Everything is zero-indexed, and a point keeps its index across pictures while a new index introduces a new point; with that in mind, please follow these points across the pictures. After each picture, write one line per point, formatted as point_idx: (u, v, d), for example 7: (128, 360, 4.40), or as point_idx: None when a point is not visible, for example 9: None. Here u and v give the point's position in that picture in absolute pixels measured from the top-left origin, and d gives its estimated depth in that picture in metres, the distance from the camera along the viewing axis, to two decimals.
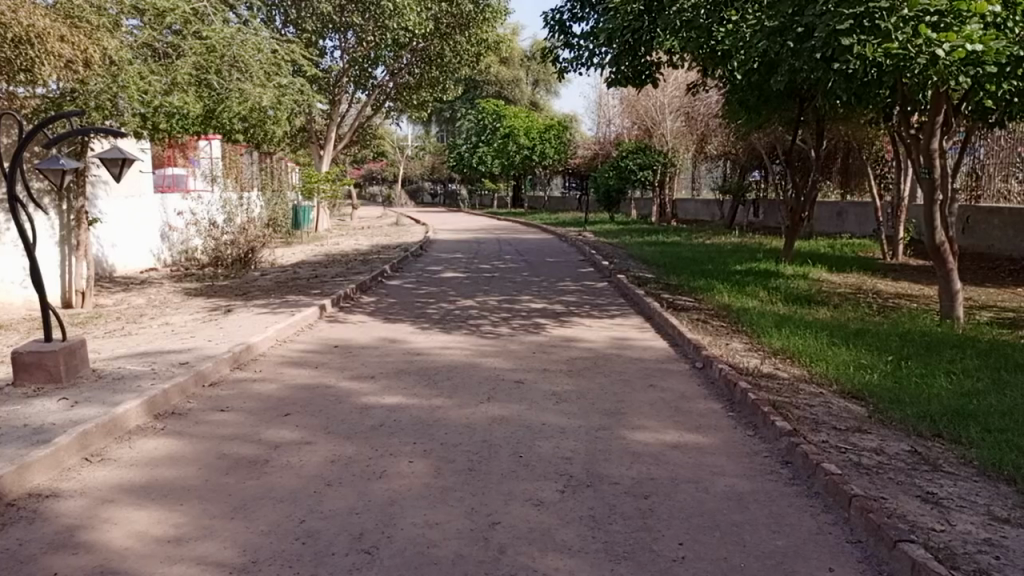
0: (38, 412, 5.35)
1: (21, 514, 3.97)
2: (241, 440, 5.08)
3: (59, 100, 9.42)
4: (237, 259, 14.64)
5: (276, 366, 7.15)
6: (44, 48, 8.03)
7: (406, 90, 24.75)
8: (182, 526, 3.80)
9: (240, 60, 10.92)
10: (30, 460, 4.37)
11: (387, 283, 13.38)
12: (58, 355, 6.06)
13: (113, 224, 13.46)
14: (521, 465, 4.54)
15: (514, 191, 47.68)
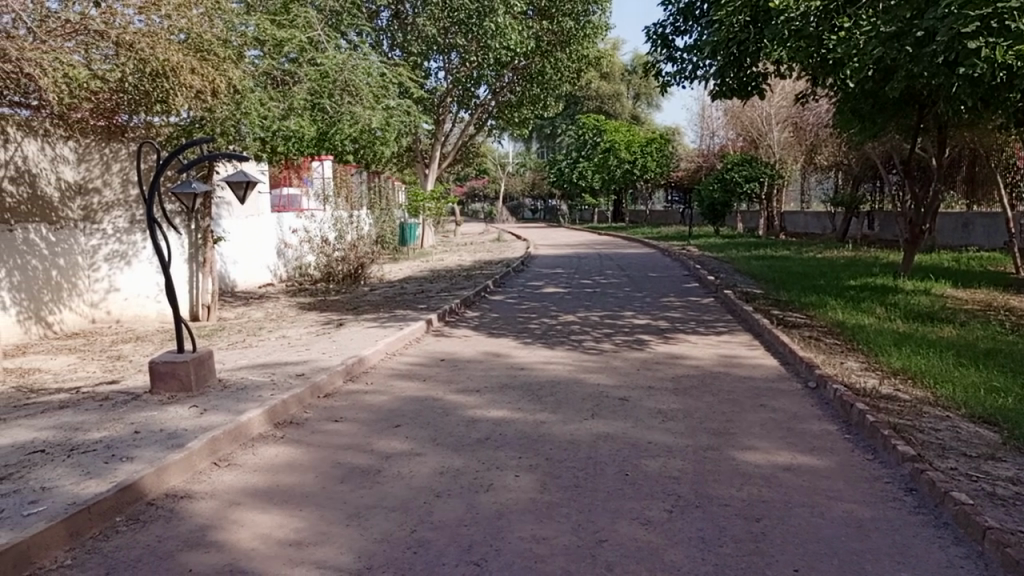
0: (171, 418, 5.75)
1: (159, 513, 4.28)
2: (354, 450, 5.28)
3: (188, 128, 10.15)
4: (347, 275, 15.42)
5: (386, 379, 7.38)
6: (178, 80, 8.70)
7: (507, 108, 25.06)
8: (301, 531, 3.99)
9: (351, 85, 11.42)
10: (166, 463, 4.70)
11: (491, 298, 13.60)
12: (189, 365, 6.48)
13: (235, 242, 14.34)
14: (628, 484, 4.51)
15: (615, 205, 47.33)
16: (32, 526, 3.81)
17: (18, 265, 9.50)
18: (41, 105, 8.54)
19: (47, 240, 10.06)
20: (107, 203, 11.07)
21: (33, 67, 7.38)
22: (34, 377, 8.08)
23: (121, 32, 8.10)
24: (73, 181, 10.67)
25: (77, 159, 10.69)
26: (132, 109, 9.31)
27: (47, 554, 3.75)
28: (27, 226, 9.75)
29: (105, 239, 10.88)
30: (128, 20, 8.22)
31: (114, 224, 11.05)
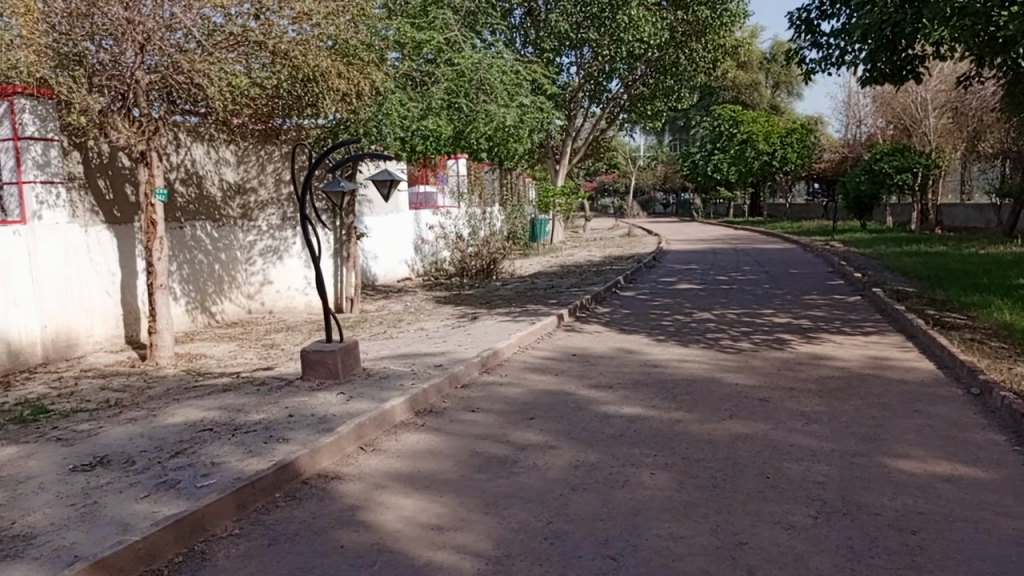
0: (321, 403, 6.12)
1: (313, 491, 4.58)
2: (491, 440, 5.42)
3: (334, 129, 10.73)
4: (480, 270, 15.79)
5: (519, 372, 7.51)
6: (326, 84, 9.26)
7: (639, 101, 24.78)
8: (442, 515, 4.15)
9: (486, 83, 11.64)
10: (318, 445, 5.01)
11: (622, 293, 13.50)
12: (336, 354, 6.87)
13: (376, 237, 15.05)
14: (768, 486, 4.37)
15: (751, 199, 45.60)
16: (205, 497, 4.19)
17: (186, 260, 10.41)
18: (207, 113, 9.30)
19: (211, 236, 10.90)
20: (262, 201, 11.91)
21: (202, 77, 8.11)
22: (201, 362, 8.83)
23: (278, 41, 8.58)
24: (233, 181, 11.53)
25: (236, 161, 11.53)
26: (285, 113, 9.97)
27: (217, 523, 4.11)
28: (194, 223, 10.68)
29: (260, 235, 11.72)
30: (284, 29, 8.64)
31: (268, 221, 11.87)
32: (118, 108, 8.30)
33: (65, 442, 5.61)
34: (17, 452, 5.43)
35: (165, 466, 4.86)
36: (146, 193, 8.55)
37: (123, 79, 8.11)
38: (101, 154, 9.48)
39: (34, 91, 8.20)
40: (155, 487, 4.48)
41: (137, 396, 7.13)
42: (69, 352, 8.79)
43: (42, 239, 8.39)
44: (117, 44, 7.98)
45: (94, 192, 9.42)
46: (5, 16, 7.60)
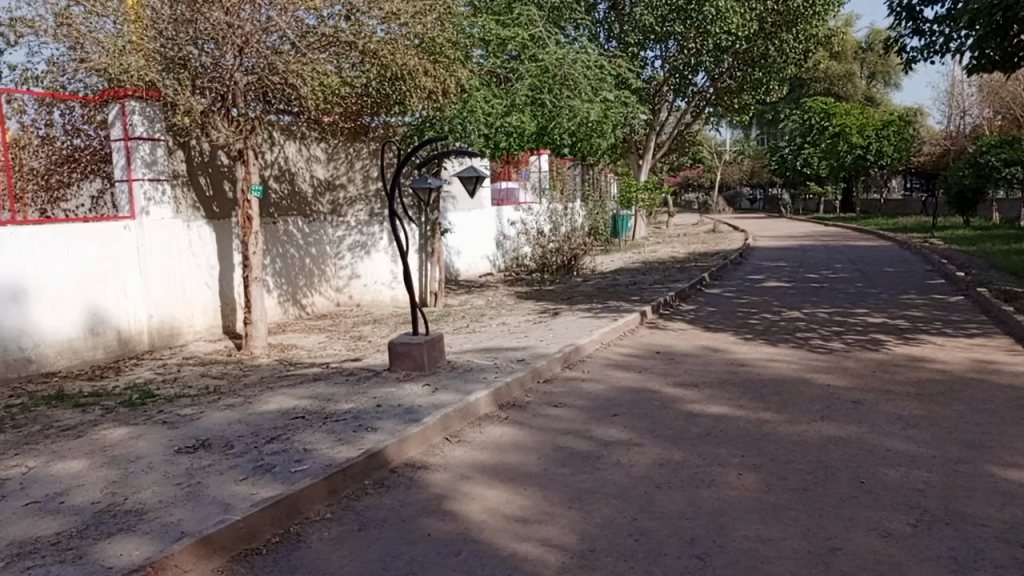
0: (407, 395, 6.27)
1: (401, 480, 4.71)
2: (575, 435, 5.42)
3: (419, 126, 10.93)
4: (561, 266, 15.79)
5: (602, 368, 7.48)
6: (414, 83, 9.46)
7: (726, 94, 24.24)
8: (527, 508, 4.18)
9: (571, 79, 11.58)
10: (406, 435, 5.14)
11: (707, 291, 13.25)
12: (423, 346, 7.01)
13: (460, 233, 15.27)
14: (863, 492, 4.22)
15: (844, 194, 43.87)
16: (300, 481, 4.36)
17: (279, 254, 10.84)
18: (300, 112, 9.64)
19: (302, 231, 11.29)
20: (351, 198, 12.26)
21: (296, 77, 8.41)
22: (292, 352, 9.17)
23: (367, 41, 8.80)
24: (324, 178, 11.86)
25: (327, 159, 11.85)
26: (374, 111, 10.22)
27: (311, 507, 4.28)
28: (286, 218, 11.07)
29: (349, 230, 12.05)
30: (373, 29, 8.87)
31: (356, 216, 12.19)
32: (218, 109, 8.70)
33: (170, 425, 5.93)
34: (126, 433, 5.78)
35: (261, 451, 5.08)
36: (242, 190, 8.94)
37: (223, 81, 8.50)
38: (202, 152, 9.97)
39: (143, 94, 8.68)
40: (252, 470, 4.69)
41: (234, 384, 7.48)
42: (172, 341, 9.29)
43: (150, 233, 8.90)
44: (217, 47, 8.33)
45: (195, 189, 9.91)
46: (118, 22, 8.07)
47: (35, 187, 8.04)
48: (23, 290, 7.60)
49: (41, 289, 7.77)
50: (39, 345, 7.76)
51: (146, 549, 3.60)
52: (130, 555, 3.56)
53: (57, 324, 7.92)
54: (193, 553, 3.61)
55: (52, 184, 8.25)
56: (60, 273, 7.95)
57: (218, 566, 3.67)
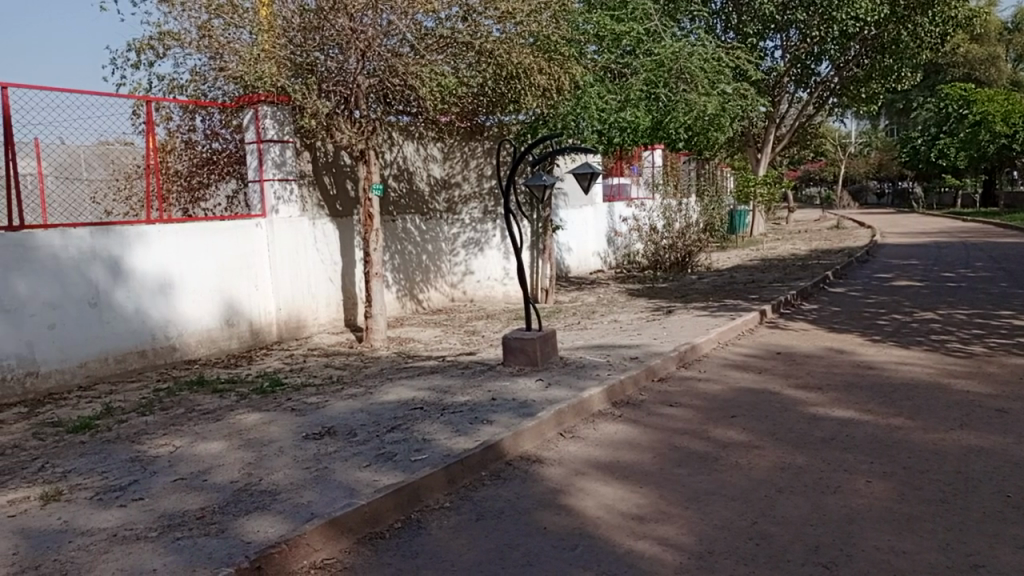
0: (521, 389, 6.35)
1: (517, 473, 4.78)
2: (691, 435, 5.33)
3: (533, 124, 11.00)
4: (675, 263, 15.47)
5: (719, 368, 7.30)
6: (529, 81, 9.55)
7: (853, 83, 23.05)
8: (644, 506, 4.15)
9: (687, 71, 11.39)
10: (521, 428, 5.21)
11: (830, 290, 12.65)
12: (536, 342, 7.08)
13: (571, 230, 15.29)
14: (1009, 506, 3.92)
15: (985, 187, 40.70)
16: (421, 470, 4.52)
17: (398, 250, 11.21)
18: (418, 112, 9.91)
19: (420, 228, 11.63)
20: (466, 196, 12.50)
21: (414, 79, 8.68)
22: (410, 346, 9.46)
23: (484, 41, 8.95)
24: (441, 177, 12.11)
25: (443, 158, 12.10)
26: (488, 110, 10.38)
27: (431, 495, 4.41)
28: (405, 216, 11.40)
29: (463, 228, 12.31)
30: (489, 29, 9.01)
31: (470, 214, 12.41)
32: (342, 111, 9.07)
33: (298, 412, 6.27)
34: (260, 418, 6.15)
35: (383, 439, 5.29)
36: (364, 189, 9.30)
37: (347, 85, 8.87)
38: (327, 153, 10.42)
39: (274, 99, 9.17)
40: (375, 457, 4.90)
41: (356, 374, 7.82)
42: (299, 332, 9.78)
43: (279, 230, 9.41)
44: (341, 52, 8.71)
45: (320, 188, 10.35)
46: (252, 31, 8.55)
47: (179, 189, 8.69)
48: (168, 283, 8.23)
49: (184, 282, 8.38)
50: (183, 334, 8.37)
51: (280, 527, 3.83)
52: (266, 532, 3.80)
53: (197, 314, 8.52)
54: (323, 534, 3.80)
55: (194, 185, 8.90)
56: (201, 268, 8.55)
57: (346, 547, 3.86)
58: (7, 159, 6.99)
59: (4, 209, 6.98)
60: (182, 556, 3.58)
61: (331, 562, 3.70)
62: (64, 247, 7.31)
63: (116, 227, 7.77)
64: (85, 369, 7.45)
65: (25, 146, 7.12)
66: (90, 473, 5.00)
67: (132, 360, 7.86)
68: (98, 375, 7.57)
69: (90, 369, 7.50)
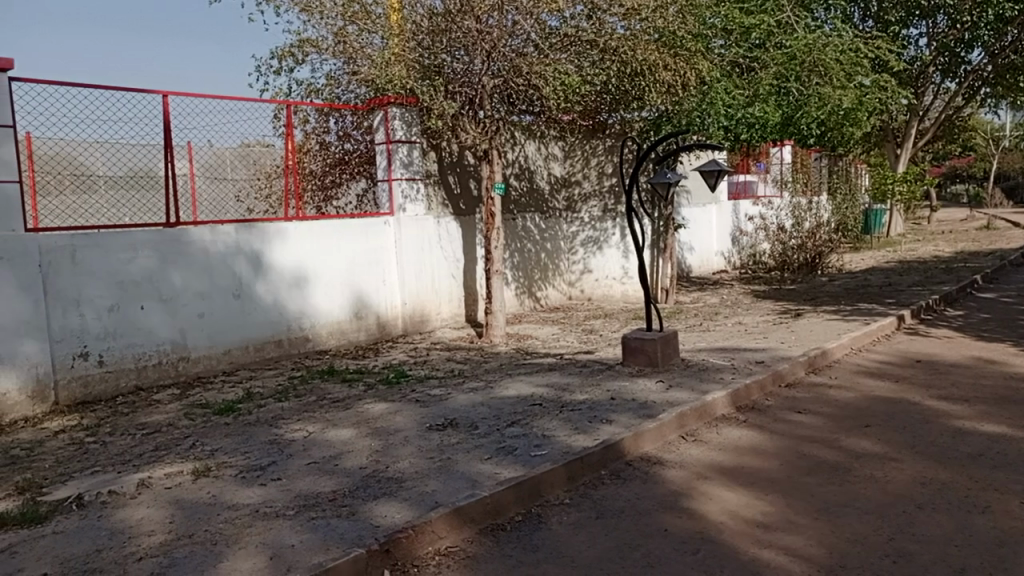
0: (641, 390, 6.28)
1: (637, 473, 4.75)
2: (822, 444, 5.10)
3: (656, 122, 10.83)
4: (804, 264, 14.74)
5: (852, 375, 6.94)
6: (654, 78, 9.45)
7: (1009, 71, 21.27)
8: (769, 514, 4.03)
9: (821, 64, 10.86)
10: (642, 429, 5.17)
11: (979, 295, 11.74)
12: (656, 343, 6.98)
13: (694, 228, 14.97)
14: None
15: None
16: (541, 466, 4.57)
17: (518, 248, 11.36)
18: (541, 111, 10.01)
19: (539, 227, 11.73)
20: (586, 194, 12.47)
21: (539, 78, 8.76)
22: (529, 342, 9.57)
23: (609, 39, 8.94)
24: (561, 176, 12.11)
25: (564, 156, 12.10)
26: (611, 108, 10.35)
27: (551, 491, 4.46)
28: (525, 214, 11.50)
29: (583, 226, 12.34)
30: (614, 27, 8.97)
31: (590, 213, 12.39)
32: (467, 112, 9.30)
33: (423, 404, 6.49)
34: (386, 408, 6.41)
35: (504, 433, 5.39)
36: (487, 188, 9.46)
37: (473, 85, 9.09)
38: (452, 153, 10.64)
39: (403, 100, 9.47)
40: (496, 451, 4.99)
41: (476, 369, 8.00)
42: (422, 326, 10.10)
43: (406, 228, 9.75)
44: (467, 54, 8.91)
45: (445, 188, 10.52)
46: (384, 36, 8.87)
47: (314, 187, 9.20)
48: (304, 277, 8.71)
49: (318, 276, 8.85)
50: (316, 325, 8.84)
51: (407, 513, 3.98)
52: (394, 517, 3.96)
53: (329, 307, 8.97)
54: (448, 522, 3.92)
55: (326, 184, 9.45)
56: (333, 263, 8.99)
57: (469, 536, 3.96)
58: (166, 160, 7.56)
59: (163, 206, 7.57)
60: (317, 535, 3.79)
61: (454, 550, 3.82)
62: (213, 242, 7.88)
63: (259, 224, 8.30)
64: (229, 356, 8.01)
65: (180, 149, 7.69)
66: (234, 453, 5.38)
67: (270, 348, 8.38)
68: (240, 361, 8.12)
69: (233, 356, 8.05)
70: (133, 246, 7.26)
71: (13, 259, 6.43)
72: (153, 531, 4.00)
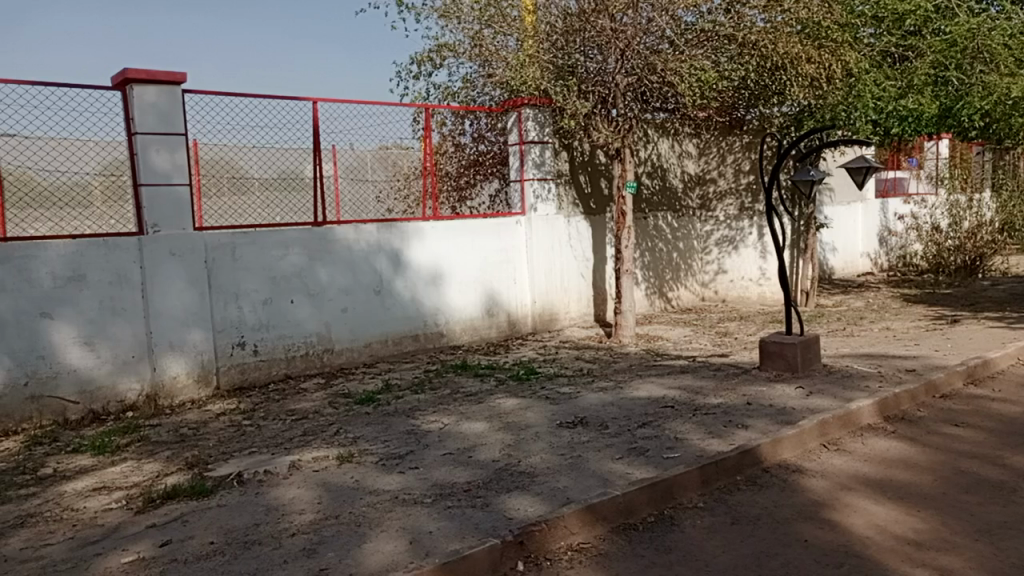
0: (780, 395, 6.06)
1: (775, 480, 4.59)
2: (982, 461, 4.73)
3: (798, 117, 10.33)
4: (962, 267, 13.71)
5: (1018, 388, 6.38)
6: (796, 71, 9.07)
7: None
8: (922, 532, 3.79)
9: (986, 50, 10.10)
10: (781, 436, 4.99)
11: None
12: (796, 347, 6.70)
13: (838, 228, 14.22)
14: None
15: None
16: (674, 467, 4.51)
17: (649, 247, 11.22)
18: (675, 109, 9.85)
19: (672, 226, 11.54)
20: (721, 192, 12.08)
21: (674, 75, 8.63)
22: (659, 343, 9.43)
23: (748, 33, 8.65)
24: (695, 174, 11.85)
25: (698, 153, 11.83)
26: (749, 103, 10.03)
27: (684, 494, 4.40)
28: (657, 213, 11.33)
29: (717, 225, 12.03)
30: (754, 20, 8.70)
31: (726, 211, 12.04)
32: (600, 111, 9.22)
33: (553, 401, 6.55)
34: (517, 404, 6.52)
35: (635, 434, 5.36)
36: (618, 187, 9.33)
37: (606, 85, 9.00)
38: (584, 152, 10.62)
39: (536, 101, 9.56)
40: (628, 451, 4.97)
41: (606, 368, 7.98)
42: (552, 325, 10.20)
43: (537, 228, 9.86)
44: (600, 53, 8.89)
45: (575, 187, 10.53)
46: (519, 38, 9.04)
47: (448, 188, 9.46)
48: (439, 274, 9.01)
49: (453, 274, 9.12)
50: (450, 321, 9.12)
51: (539, 508, 4.05)
52: (527, 510, 4.04)
53: (462, 304, 9.23)
54: (580, 518, 3.96)
55: (462, 184, 9.67)
56: (467, 262, 9.25)
57: (601, 534, 3.98)
58: (314, 163, 8.05)
59: (311, 207, 8.07)
60: (454, 523, 3.93)
61: (586, 546, 3.85)
62: (357, 241, 8.30)
63: (398, 223, 8.66)
64: (369, 348, 8.42)
65: (325, 152, 8.16)
66: (375, 441, 5.66)
67: (407, 343, 8.74)
68: (379, 354, 8.52)
69: (373, 349, 8.46)
70: (286, 243, 7.77)
71: (183, 254, 7.05)
72: (304, 510, 4.29)
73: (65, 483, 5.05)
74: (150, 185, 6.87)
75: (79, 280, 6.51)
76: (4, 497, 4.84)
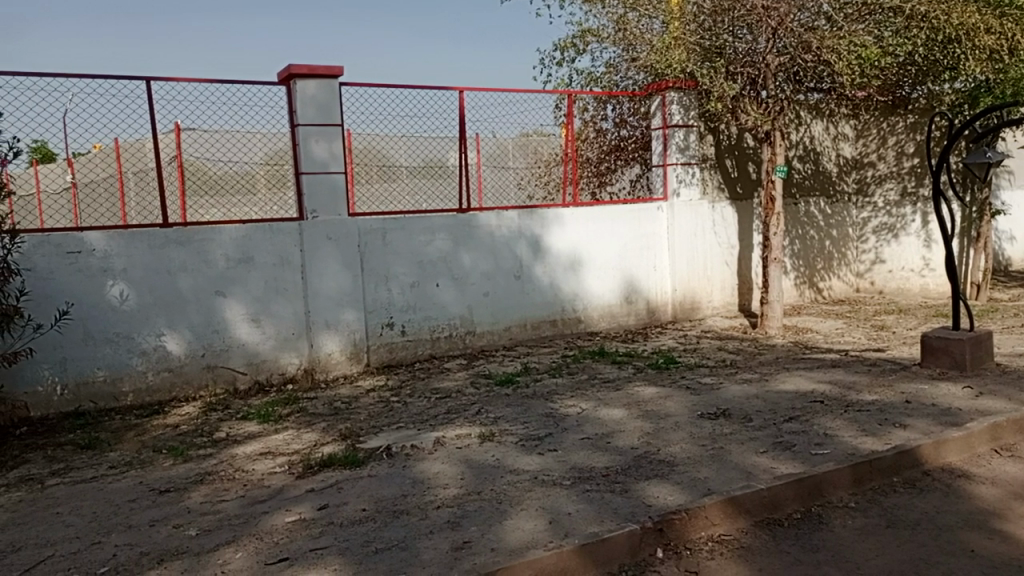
0: (944, 394, 5.64)
1: (937, 485, 4.29)
2: None
3: (971, 93, 9.39)
4: None
5: None
6: (972, 44, 8.35)
7: None
8: None
9: None
10: (945, 437, 4.65)
11: None
12: (964, 343, 6.19)
13: (1017, 215, 12.95)
14: None
15: None
16: (824, 464, 4.32)
17: (800, 235, 10.72)
18: (831, 88, 9.31)
19: (825, 212, 10.99)
20: (880, 176, 11.24)
21: (830, 53, 8.16)
22: (808, 336, 9.00)
23: (917, 4, 8.08)
24: (851, 157, 11.31)
25: (855, 136, 11.26)
26: (915, 80, 9.37)
27: (834, 492, 4.21)
28: (809, 198, 10.79)
29: (875, 212, 11.30)
30: None
31: (885, 197, 11.22)
32: (748, 92, 8.86)
33: (694, 391, 6.44)
34: (657, 392, 6.47)
35: (781, 428, 5.17)
36: (767, 171, 8.94)
37: (756, 65, 8.68)
38: (730, 136, 10.23)
39: (682, 84, 9.32)
40: (773, 445, 4.81)
41: (750, 360, 7.73)
42: (693, 313, 9.98)
43: (679, 214, 9.65)
44: (750, 32, 8.53)
45: (723, 170, 10.17)
46: (664, 20, 8.86)
47: (589, 174, 9.58)
48: (579, 260, 9.04)
49: (593, 260, 9.13)
50: (588, 307, 9.14)
51: (679, 496, 4.01)
52: (666, 499, 4.01)
53: (601, 290, 9.22)
54: (722, 510, 3.88)
55: (602, 170, 9.75)
56: (607, 248, 9.22)
57: (744, 527, 3.89)
58: (460, 151, 8.29)
59: (456, 194, 8.30)
60: (592, 506, 3.97)
61: (727, 538, 3.78)
62: (499, 227, 8.47)
63: (539, 210, 8.75)
64: (509, 332, 8.59)
65: (470, 141, 8.38)
66: (514, 422, 5.80)
67: (545, 328, 8.84)
68: (519, 338, 8.68)
69: (512, 333, 8.63)
70: (432, 229, 8.05)
71: (338, 239, 7.48)
72: (448, 485, 4.47)
73: (236, 446, 5.54)
74: (310, 173, 7.31)
75: (248, 262, 7.07)
76: (186, 455, 5.37)
